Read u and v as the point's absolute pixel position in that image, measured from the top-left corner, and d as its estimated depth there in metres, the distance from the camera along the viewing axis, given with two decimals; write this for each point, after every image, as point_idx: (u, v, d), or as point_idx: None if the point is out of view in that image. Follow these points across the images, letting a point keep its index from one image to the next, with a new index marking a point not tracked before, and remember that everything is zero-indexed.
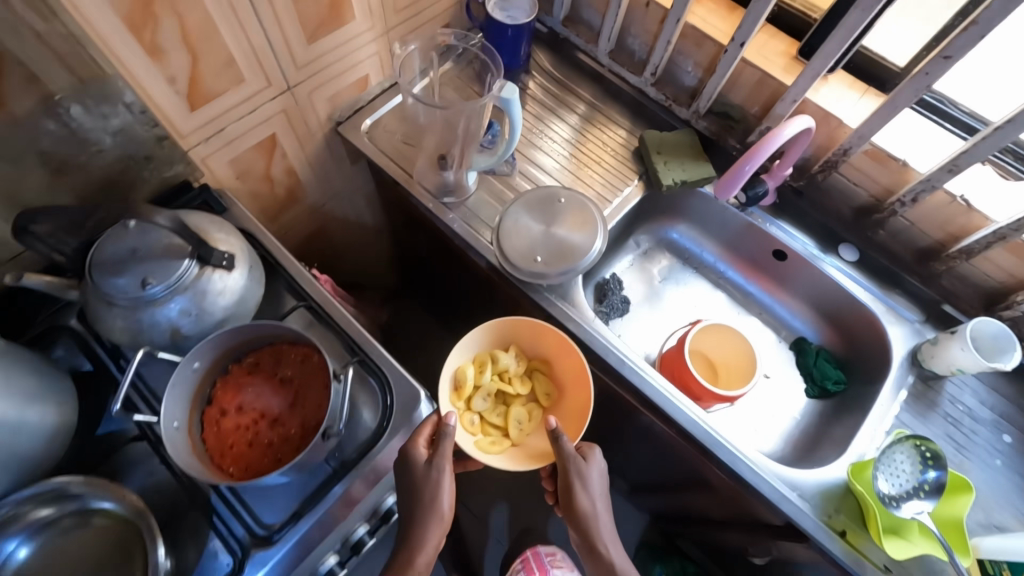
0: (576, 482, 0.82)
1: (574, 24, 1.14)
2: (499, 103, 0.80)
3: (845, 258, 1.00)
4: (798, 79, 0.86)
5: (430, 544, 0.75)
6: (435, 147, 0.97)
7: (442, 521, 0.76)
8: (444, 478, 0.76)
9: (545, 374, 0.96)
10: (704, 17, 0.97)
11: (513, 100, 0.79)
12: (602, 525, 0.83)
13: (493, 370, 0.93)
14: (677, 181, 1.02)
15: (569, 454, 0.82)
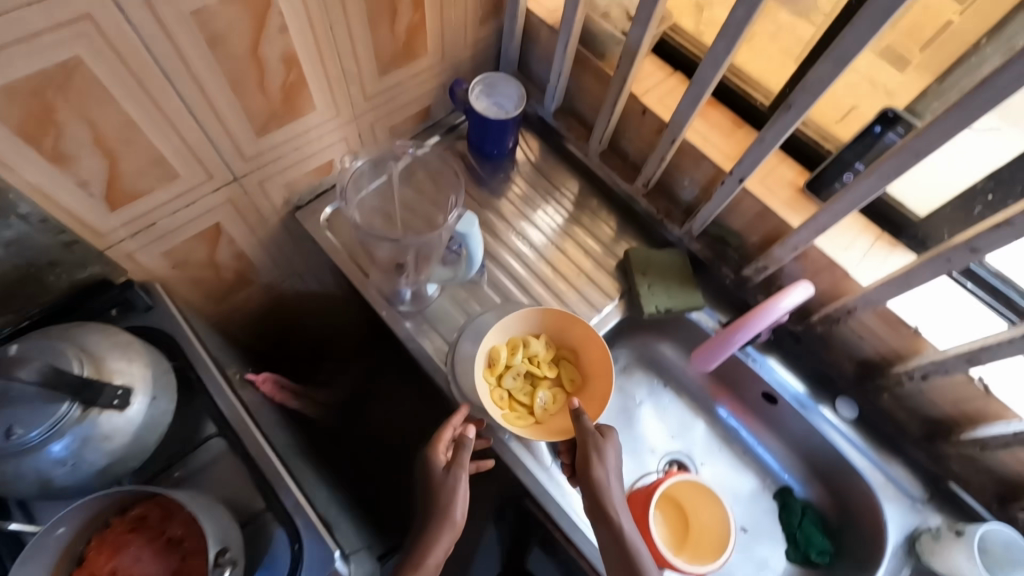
0: (598, 482, 0.74)
1: (567, 116, 1.05)
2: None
3: (842, 414, 0.89)
4: (800, 229, 0.75)
5: (435, 549, 0.72)
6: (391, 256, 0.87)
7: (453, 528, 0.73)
8: (461, 485, 0.76)
9: (572, 363, 0.90)
10: (704, 135, 0.87)
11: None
12: (631, 536, 0.72)
13: (523, 352, 0.87)
14: (661, 308, 0.92)
15: (594, 449, 0.75)
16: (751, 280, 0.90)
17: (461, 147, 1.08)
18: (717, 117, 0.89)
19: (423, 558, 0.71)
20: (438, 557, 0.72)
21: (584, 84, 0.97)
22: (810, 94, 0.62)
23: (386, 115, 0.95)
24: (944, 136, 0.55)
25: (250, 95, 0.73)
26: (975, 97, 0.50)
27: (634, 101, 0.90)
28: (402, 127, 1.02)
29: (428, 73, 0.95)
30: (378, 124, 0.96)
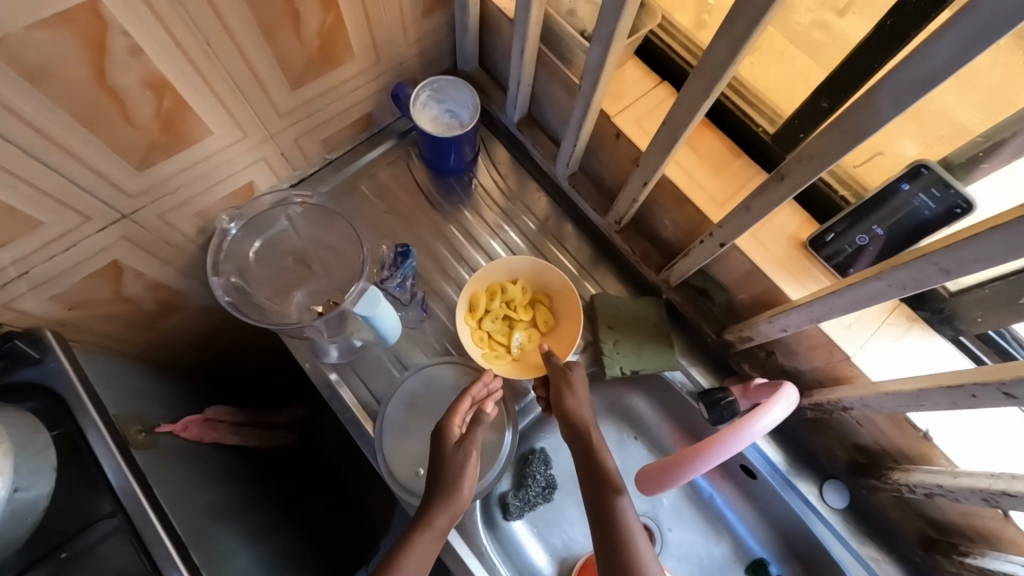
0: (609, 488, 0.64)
1: (535, 125, 0.88)
2: (359, 317, 0.58)
3: (828, 503, 0.77)
4: (791, 312, 0.61)
5: (437, 523, 0.65)
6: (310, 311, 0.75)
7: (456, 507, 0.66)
8: (471, 461, 0.68)
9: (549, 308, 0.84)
10: (688, 170, 0.70)
11: (379, 315, 0.58)
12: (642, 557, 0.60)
13: (500, 298, 0.82)
14: (629, 370, 0.78)
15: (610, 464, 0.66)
16: (734, 345, 0.76)
17: (412, 158, 0.92)
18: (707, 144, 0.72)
19: (421, 535, 0.65)
20: (435, 537, 0.65)
21: (551, 92, 0.79)
22: (809, 168, 0.46)
23: (314, 127, 0.80)
24: (979, 260, 0.39)
25: (115, 129, 0.59)
26: (1021, 227, 0.35)
27: (606, 121, 0.73)
28: (339, 137, 0.86)
29: (361, 77, 0.79)
30: (305, 138, 0.81)
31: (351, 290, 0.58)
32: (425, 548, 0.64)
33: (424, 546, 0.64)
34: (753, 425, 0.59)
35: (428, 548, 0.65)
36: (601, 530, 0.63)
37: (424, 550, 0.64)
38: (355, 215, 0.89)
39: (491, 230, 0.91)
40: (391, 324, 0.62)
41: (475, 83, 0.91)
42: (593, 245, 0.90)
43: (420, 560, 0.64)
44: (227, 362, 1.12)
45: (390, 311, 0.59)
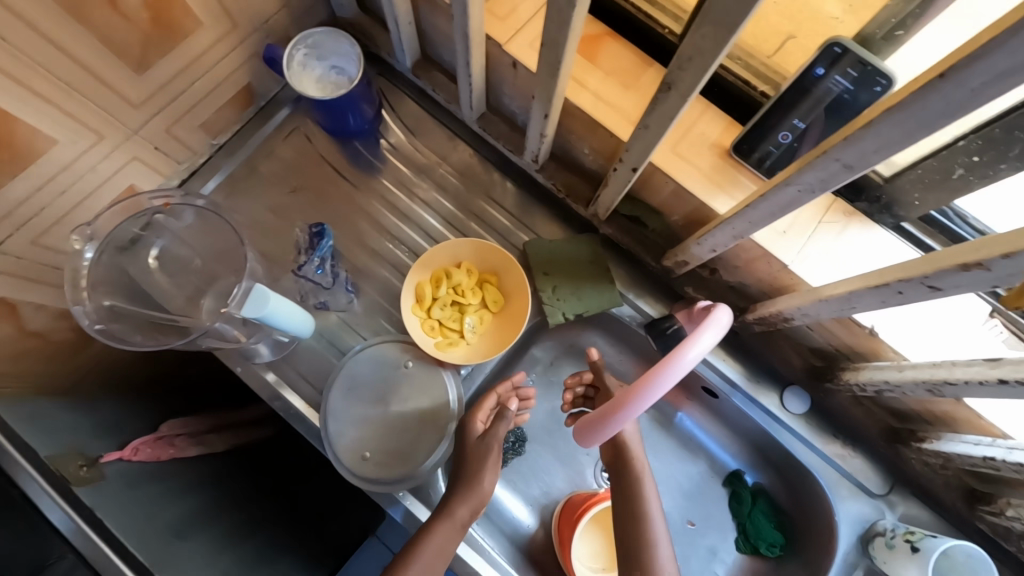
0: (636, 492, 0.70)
1: (433, 67, 0.80)
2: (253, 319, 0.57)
3: (790, 410, 0.76)
4: (714, 232, 0.57)
5: (460, 512, 0.64)
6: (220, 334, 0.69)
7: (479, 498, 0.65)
8: (494, 454, 0.68)
9: (499, 288, 0.78)
10: (595, 90, 0.64)
11: (272, 313, 0.56)
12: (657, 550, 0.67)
13: (447, 284, 0.75)
14: (570, 316, 0.76)
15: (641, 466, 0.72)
16: (674, 272, 0.73)
17: (311, 127, 0.84)
18: (611, 58, 0.65)
19: (444, 525, 0.63)
20: (459, 527, 0.63)
21: (437, 26, 0.70)
22: (694, 72, 0.40)
23: (184, 112, 0.72)
24: (881, 149, 0.34)
25: None
26: (918, 104, 0.30)
27: (498, 50, 0.65)
28: (221, 118, 0.78)
29: (221, 46, 0.69)
30: (178, 126, 0.73)
31: (235, 293, 0.56)
32: (445, 537, 0.62)
33: (445, 536, 0.62)
34: (682, 354, 0.51)
35: (451, 538, 0.62)
36: (631, 523, 0.69)
37: (445, 537, 0.62)
38: (259, 199, 0.82)
39: (411, 192, 0.84)
40: (283, 315, 0.59)
41: (360, 30, 0.81)
42: (521, 188, 0.83)
43: (439, 551, 0.61)
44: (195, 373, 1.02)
45: (284, 305, 0.58)
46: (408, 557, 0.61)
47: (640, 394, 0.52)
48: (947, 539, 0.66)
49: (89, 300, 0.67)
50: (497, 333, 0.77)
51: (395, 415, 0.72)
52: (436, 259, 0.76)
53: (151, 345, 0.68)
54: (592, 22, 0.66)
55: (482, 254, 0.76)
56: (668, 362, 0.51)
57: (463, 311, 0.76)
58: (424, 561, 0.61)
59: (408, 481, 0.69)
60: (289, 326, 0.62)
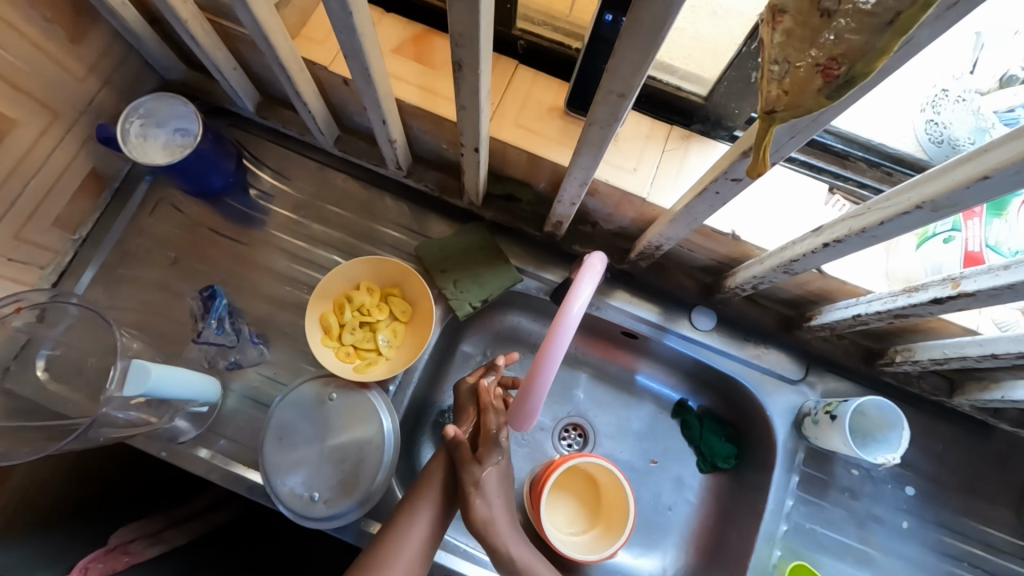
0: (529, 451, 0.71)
1: (279, 107, 0.81)
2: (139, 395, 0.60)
3: (700, 328, 0.81)
4: (566, 186, 0.61)
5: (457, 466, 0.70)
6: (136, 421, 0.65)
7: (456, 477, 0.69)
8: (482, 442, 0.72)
9: (403, 297, 0.79)
10: (427, 87, 0.66)
11: (157, 382, 0.60)
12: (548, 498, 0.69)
13: (350, 308, 0.76)
14: (477, 303, 0.78)
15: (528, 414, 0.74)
16: (557, 234, 0.77)
17: (175, 195, 0.83)
18: (434, 53, 0.68)
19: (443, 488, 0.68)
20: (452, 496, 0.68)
21: (265, 65, 0.72)
22: (469, 46, 0.43)
23: (30, 214, 0.68)
24: (635, 71, 0.38)
25: None
26: (634, 25, 0.34)
27: (325, 72, 0.67)
28: (75, 210, 0.75)
29: (47, 138, 0.67)
30: (28, 230, 0.69)
31: (114, 376, 0.58)
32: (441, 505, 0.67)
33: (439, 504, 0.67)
34: (568, 310, 0.53)
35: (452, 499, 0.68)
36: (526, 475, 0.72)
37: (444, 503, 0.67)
38: (140, 281, 0.79)
39: (295, 231, 0.83)
40: (173, 381, 0.63)
41: (196, 88, 0.81)
42: (400, 197, 0.84)
43: (437, 521, 0.66)
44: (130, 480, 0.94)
45: (166, 373, 0.62)
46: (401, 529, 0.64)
47: (547, 360, 0.54)
48: (858, 400, 0.71)
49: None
50: (413, 340, 0.78)
51: (333, 446, 0.72)
52: (332, 286, 0.76)
53: (36, 456, 0.60)
54: (408, 24, 0.68)
55: (377, 269, 0.77)
56: (558, 321, 0.53)
57: (375, 329, 0.77)
58: (415, 543, 0.63)
59: (360, 506, 0.69)
60: (187, 390, 0.66)
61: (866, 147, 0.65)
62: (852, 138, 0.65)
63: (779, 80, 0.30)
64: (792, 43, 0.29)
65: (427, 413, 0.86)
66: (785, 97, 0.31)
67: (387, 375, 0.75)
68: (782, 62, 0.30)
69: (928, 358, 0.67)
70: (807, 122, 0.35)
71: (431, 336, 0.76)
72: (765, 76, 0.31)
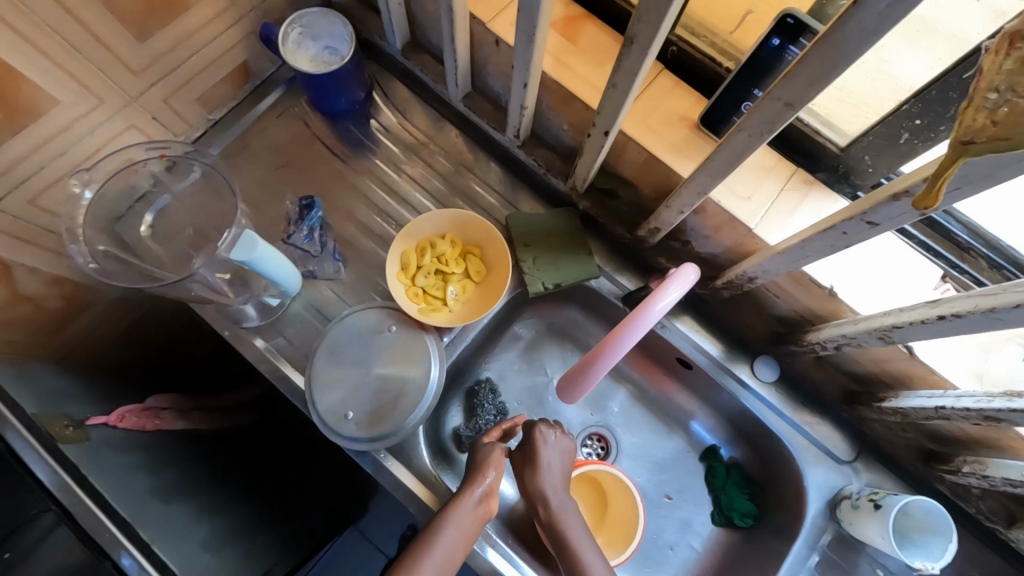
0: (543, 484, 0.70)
1: (422, 51, 0.85)
2: (240, 262, 0.63)
3: (760, 378, 0.79)
4: (680, 192, 0.61)
5: (474, 496, 0.69)
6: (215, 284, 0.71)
7: (477, 504, 0.68)
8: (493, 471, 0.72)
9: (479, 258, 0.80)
10: (571, 64, 0.68)
11: (259, 257, 0.64)
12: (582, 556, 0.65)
13: (430, 255, 0.78)
14: (550, 285, 0.78)
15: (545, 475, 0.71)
16: (647, 241, 0.76)
17: (303, 107, 0.88)
18: (588, 37, 0.69)
19: (462, 522, 0.66)
20: (473, 529, 0.67)
21: (425, 10, 0.75)
22: (649, 23, 0.44)
23: (181, 85, 0.74)
24: (813, 83, 0.38)
25: None
26: (838, 33, 0.34)
27: (481, 28, 0.70)
28: (217, 93, 0.81)
29: (221, 21, 0.73)
30: (175, 99, 0.75)
31: (226, 238, 0.62)
32: (455, 544, 0.65)
33: (458, 538, 0.65)
34: (650, 307, 0.55)
35: (473, 531, 0.67)
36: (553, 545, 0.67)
37: (463, 533, 0.66)
38: (250, 172, 0.85)
39: (399, 169, 0.87)
40: (271, 263, 0.67)
41: (354, 16, 0.86)
42: (505, 167, 0.87)
43: (448, 560, 0.64)
44: (170, 357, 1.03)
45: (269, 251, 0.66)
46: (418, 556, 0.64)
47: (615, 342, 0.56)
48: (908, 496, 0.68)
49: (84, 241, 0.68)
50: (478, 299, 0.80)
51: (376, 376, 0.74)
52: (421, 227, 0.78)
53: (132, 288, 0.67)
54: (569, 5, 0.71)
55: (464, 224, 0.79)
56: (637, 315, 0.56)
57: (447, 280, 0.79)
58: (445, 550, 0.64)
59: (388, 438, 0.72)
60: (277, 276, 0.69)
61: (991, 245, 0.60)
62: (981, 232, 0.61)
63: (991, 110, 0.32)
64: (1022, 70, 0.30)
65: (463, 377, 0.91)
66: (991, 129, 0.32)
67: (441, 324, 0.76)
68: (1004, 89, 0.31)
69: (1001, 477, 0.63)
70: (982, 176, 0.36)
71: (498, 301, 0.77)
72: (976, 103, 0.33)
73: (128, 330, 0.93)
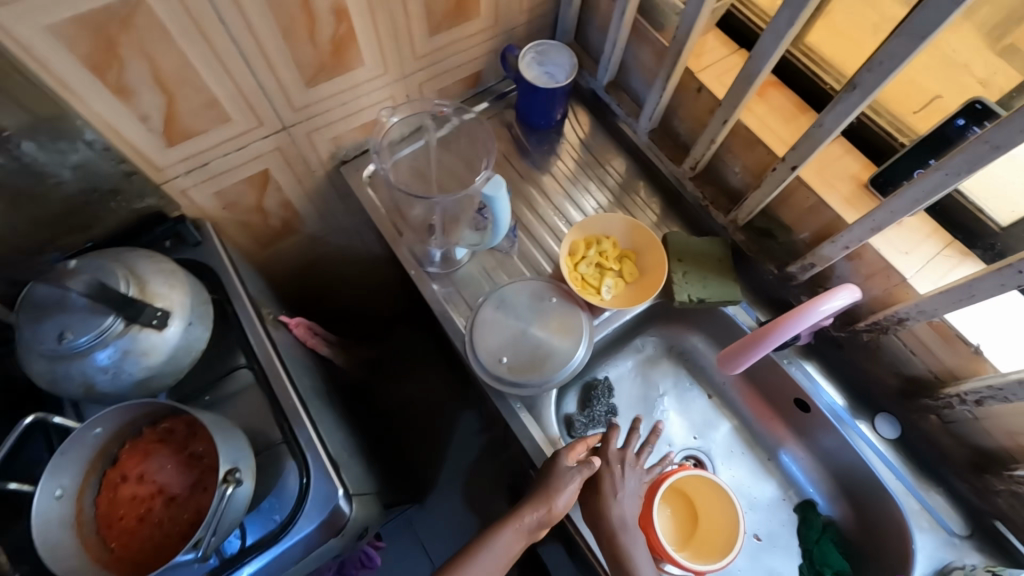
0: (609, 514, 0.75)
1: (620, 90, 1.02)
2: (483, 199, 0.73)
3: (880, 433, 0.83)
4: (853, 226, 0.70)
5: (527, 520, 0.74)
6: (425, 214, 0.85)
7: (520, 528, 0.74)
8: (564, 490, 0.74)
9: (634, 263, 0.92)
10: (761, 116, 0.82)
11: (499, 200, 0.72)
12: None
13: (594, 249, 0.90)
14: (694, 297, 0.87)
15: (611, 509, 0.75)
16: (795, 277, 0.85)
17: (510, 116, 1.06)
18: (780, 99, 0.83)
19: (509, 539, 0.74)
20: (519, 546, 0.75)
21: (640, 58, 0.93)
22: (879, 73, 0.56)
23: (437, 76, 0.95)
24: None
25: (301, 46, 0.75)
26: None
27: (689, 76, 0.86)
28: (453, 90, 1.01)
29: (482, 36, 0.93)
30: (427, 85, 0.96)
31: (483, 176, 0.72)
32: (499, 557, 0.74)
33: (502, 553, 0.74)
34: (818, 305, 0.71)
35: (519, 547, 0.75)
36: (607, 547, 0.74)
37: (507, 550, 0.74)
38: None
39: (577, 179, 1.02)
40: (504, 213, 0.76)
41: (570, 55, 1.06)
42: (667, 197, 1.00)
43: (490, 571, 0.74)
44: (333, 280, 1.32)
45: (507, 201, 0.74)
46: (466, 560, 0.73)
47: (783, 326, 0.73)
48: None
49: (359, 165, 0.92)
50: (627, 296, 0.90)
51: (531, 335, 0.84)
52: (592, 225, 0.92)
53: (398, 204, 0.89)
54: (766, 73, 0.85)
55: (629, 231, 0.91)
56: (805, 309, 0.72)
57: (604, 273, 0.90)
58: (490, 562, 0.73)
59: (530, 388, 0.82)
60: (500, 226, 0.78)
61: None
62: None
63: None
64: None
65: (585, 371, 0.99)
66: None
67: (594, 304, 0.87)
68: None
69: None
70: None
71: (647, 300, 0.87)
72: None
73: (309, 255, 1.16)
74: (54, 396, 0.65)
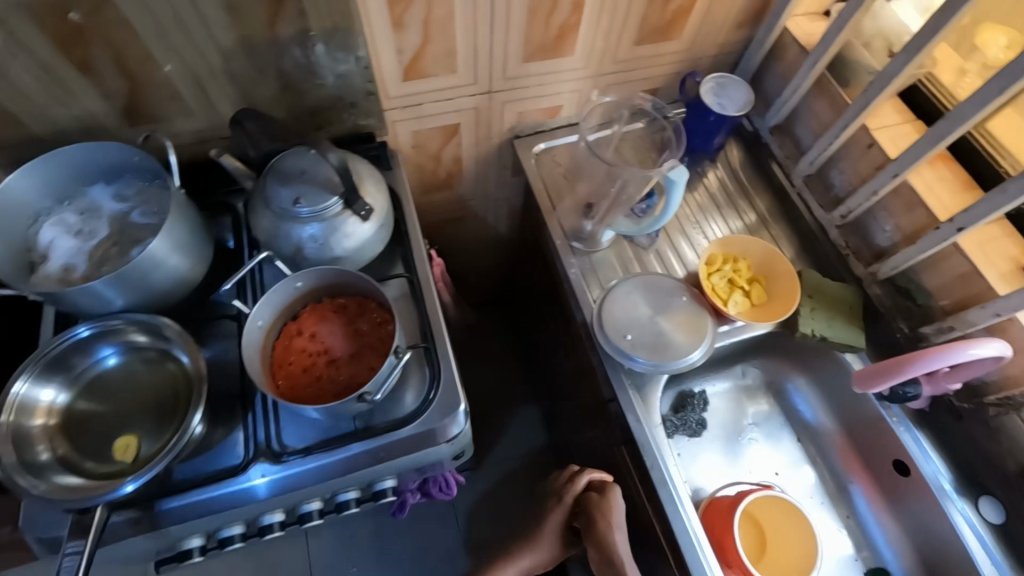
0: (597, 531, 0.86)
1: (783, 135, 1.09)
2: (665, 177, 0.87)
3: (984, 516, 0.82)
4: (1013, 295, 0.74)
5: None
6: (587, 195, 1.00)
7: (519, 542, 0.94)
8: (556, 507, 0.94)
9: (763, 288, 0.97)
10: (929, 181, 0.86)
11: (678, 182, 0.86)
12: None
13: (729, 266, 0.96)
14: (817, 333, 0.90)
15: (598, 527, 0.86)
16: (930, 338, 0.89)
17: None
18: (951, 171, 0.87)
19: None
20: None
21: (815, 108, 1.00)
22: None
23: (624, 82, 1.06)
24: None
25: (537, 24, 0.88)
26: None
27: (864, 132, 0.92)
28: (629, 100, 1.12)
29: (675, 57, 1.04)
30: (613, 88, 1.07)
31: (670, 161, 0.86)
32: None
33: None
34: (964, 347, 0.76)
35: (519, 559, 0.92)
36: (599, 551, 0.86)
37: None
38: None
39: (721, 204, 1.08)
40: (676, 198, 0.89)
41: None
42: (805, 241, 1.04)
43: None
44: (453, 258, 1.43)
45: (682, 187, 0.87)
46: None
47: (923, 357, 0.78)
48: None
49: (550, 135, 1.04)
50: (751, 316, 0.94)
51: (656, 323, 0.91)
52: (730, 245, 0.98)
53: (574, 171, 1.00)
54: None
55: (766, 258, 0.96)
56: (948, 348, 0.77)
57: (733, 290, 0.95)
58: None
59: (645, 369, 0.87)
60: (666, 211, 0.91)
61: None
62: None
63: None
64: None
65: (685, 379, 1.04)
66: None
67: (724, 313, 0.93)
68: None
69: None
70: None
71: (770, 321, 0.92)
72: None
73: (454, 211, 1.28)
74: (271, 248, 0.78)
